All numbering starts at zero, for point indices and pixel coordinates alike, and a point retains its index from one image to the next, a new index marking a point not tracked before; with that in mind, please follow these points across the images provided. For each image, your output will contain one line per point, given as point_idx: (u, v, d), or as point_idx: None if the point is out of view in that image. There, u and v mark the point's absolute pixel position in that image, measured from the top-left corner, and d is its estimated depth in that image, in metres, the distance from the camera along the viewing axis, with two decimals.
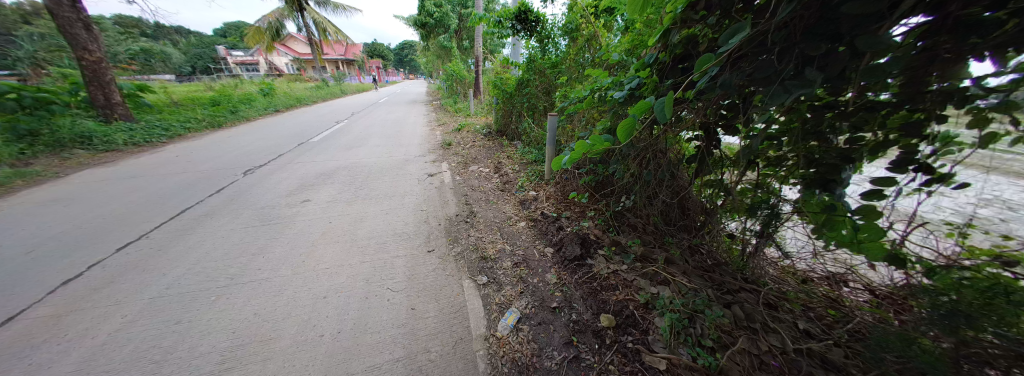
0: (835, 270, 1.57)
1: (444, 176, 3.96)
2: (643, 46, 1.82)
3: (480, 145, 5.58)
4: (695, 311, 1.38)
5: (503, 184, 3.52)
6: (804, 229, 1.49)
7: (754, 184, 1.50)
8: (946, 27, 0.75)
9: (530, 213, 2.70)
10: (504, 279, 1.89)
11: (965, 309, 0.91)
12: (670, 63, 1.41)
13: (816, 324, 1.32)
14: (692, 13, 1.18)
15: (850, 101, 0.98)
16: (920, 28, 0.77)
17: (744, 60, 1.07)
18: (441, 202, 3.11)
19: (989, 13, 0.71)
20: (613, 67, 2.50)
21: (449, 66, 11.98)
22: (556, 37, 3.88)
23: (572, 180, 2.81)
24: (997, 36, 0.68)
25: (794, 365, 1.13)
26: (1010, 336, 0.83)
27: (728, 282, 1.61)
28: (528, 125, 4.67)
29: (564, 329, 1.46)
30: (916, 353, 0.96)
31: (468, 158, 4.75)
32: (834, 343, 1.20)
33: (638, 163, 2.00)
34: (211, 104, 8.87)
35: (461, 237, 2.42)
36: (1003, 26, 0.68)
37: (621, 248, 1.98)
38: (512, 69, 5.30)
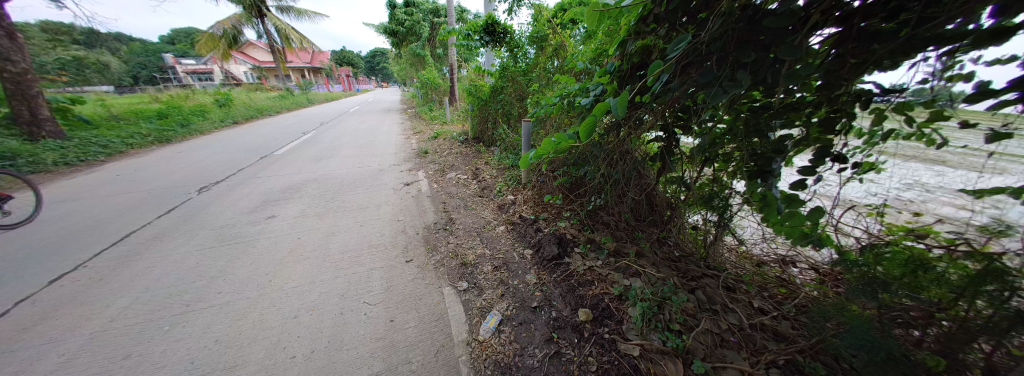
0: (786, 253, 1.72)
1: (421, 184, 3.91)
2: (605, 54, 1.96)
3: (457, 152, 5.56)
4: (664, 298, 1.47)
5: (481, 189, 3.54)
6: (755, 217, 1.65)
7: (710, 179, 1.65)
8: (852, 37, 0.90)
9: (508, 216, 2.75)
10: (484, 283, 1.91)
11: (885, 278, 1.08)
12: (629, 71, 1.55)
13: (768, 301, 1.47)
14: (643, 26, 1.31)
15: (780, 101, 1.14)
16: (834, 37, 0.93)
17: (691, 68, 1.19)
18: (418, 210, 3.06)
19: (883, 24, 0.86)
20: (580, 75, 2.64)
21: (422, 74, 11.91)
22: (525, 46, 4.04)
23: (547, 183, 2.89)
24: (888, 44, 0.82)
25: (749, 340, 1.26)
26: (923, 298, 0.99)
27: (692, 270, 1.75)
28: (504, 131, 4.75)
29: (545, 326, 1.50)
30: (847, 318, 1.11)
31: (445, 166, 4.71)
32: (782, 317, 1.36)
33: (608, 164, 2.12)
34: (159, 117, 8.13)
35: (440, 245, 2.39)
36: (896, 34, 0.82)
37: (596, 245, 2.06)
38: (485, 77, 5.41)
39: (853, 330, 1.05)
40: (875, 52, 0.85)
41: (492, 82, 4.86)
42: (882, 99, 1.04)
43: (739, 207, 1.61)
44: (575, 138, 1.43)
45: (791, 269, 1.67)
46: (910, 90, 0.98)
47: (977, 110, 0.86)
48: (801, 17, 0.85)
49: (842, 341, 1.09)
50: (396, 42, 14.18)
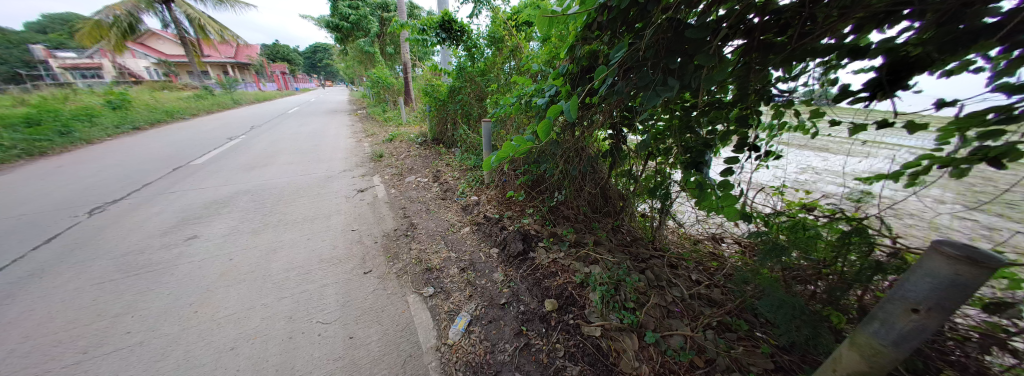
0: (715, 231, 2.01)
1: (377, 190, 3.69)
2: (558, 57, 2.08)
3: (416, 154, 5.36)
4: (620, 280, 1.62)
5: (443, 192, 3.47)
6: (690, 202, 1.92)
7: (655, 172, 1.86)
8: (752, 48, 1.09)
9: (473, 217, 2.75)
10: (451, 286, 1.89)
11: (786, 243, 1.33)
12: (578, 74, 1.67)
13: (703, 274, 1.72)
14: (589, 33, 1.43)
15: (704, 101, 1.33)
16: (740, 48, 1.12)
17: (631, 72, 1.33)
18: (375, 218, 2.89)
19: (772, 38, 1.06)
20: (536, 76, 2.74)
21: (373, 72, 11.21)
22: (482, 47, 4.07)
23: (510, 181, 2.95)
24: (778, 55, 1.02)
25: (689, 308, 1.45)
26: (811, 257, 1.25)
27: (642, 253, 1.94)
28: (464, 132, 4.69)
29: (514, 321, 1.54)
30: (761, 280, 1.35)
31: (403, 170, 4.51)
32: (714, 285, 1.61)
33: (565, 161, 2.24)
34: (25, 123, 6.48)
35: (401, 252, 2.30)
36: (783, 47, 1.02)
37: (558, 237, 2.16)
38: (442, 76, 5.30)
39: (768, 293, 1.28)
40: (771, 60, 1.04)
41: (449, 81, 4.78)
42: (781, 97, 1.30)
43: (678, 194, 1.84)
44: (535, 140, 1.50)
45: (720, 244, 1.96)
46: (802, 91, 1.25)
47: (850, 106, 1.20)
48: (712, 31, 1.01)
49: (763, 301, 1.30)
50: (341, 38, 13.11)
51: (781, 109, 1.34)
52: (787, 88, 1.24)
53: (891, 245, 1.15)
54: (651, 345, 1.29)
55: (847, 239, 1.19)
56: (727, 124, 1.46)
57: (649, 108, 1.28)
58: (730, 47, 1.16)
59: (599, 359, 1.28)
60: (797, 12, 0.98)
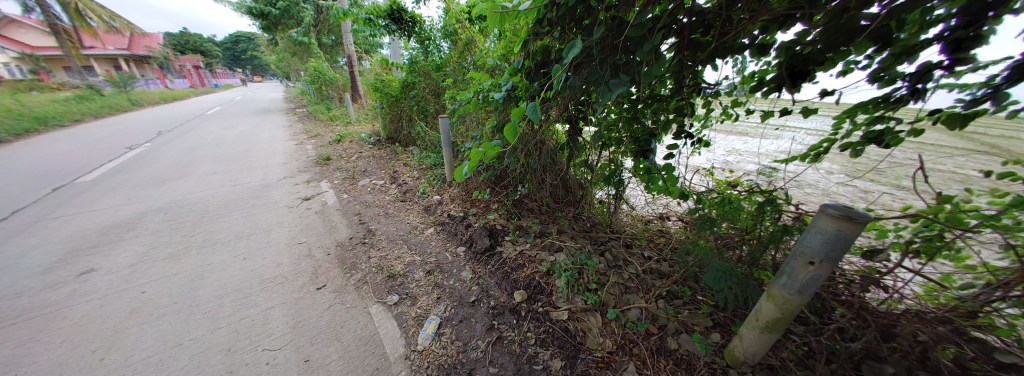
0: (662, 211, 2.23)
1: (326, 197, 3.38)
2: (512, 52, 2.10)
3: (369, 155, 5.00)
4: (583, 265, 1.72)
5: (402, 194, 3.31)
6: (640, 186, 2.11)
7: (609, 160, 1.99)
8: (683, 47, 1.21)
9: (437, 217, 2.67)
10: (417, 290, 1.82)
11: (717, 217, 1.53)
12: (533, 69, 1.70)
13: (654, 250, 1.91)
14: (539, 28, 1.46)
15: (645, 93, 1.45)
16: (673, 47, 1.24)
17: (582, 67, 1.39)
18: (326, 228, 2.65)
19: (697, 37, 1.19)
20: (492, 71, 2.73)
21: (312, 67, 10.15)
22: (436, 40, 3.97)
23: (472, 178, 2.91)
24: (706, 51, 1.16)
25: (644, 283, 1.61)
26: (738, 227, 1.47)
27: (601, 237, 2.08)
28: (421, 129, 4.50)
29: (485, 317, 1.55)
30: (700, 251, 1.54)
31: (355, 172, 4.18)
32: (663, 260, 1.80)
33: (525, 155, 2.28)
34: None
35: (359, 262, 2.14)
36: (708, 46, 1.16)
37: (523, 230, 2.21)
38: (393, 71, 5.02)
39: (707, 262, 1.48)
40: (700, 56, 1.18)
41: (401, 76, 4.54)
42: (708, 89, 1.49)
43: (629, 180, 2.00)
44: (502, 144, 1.49)
45: (667, 222, 2.18)
46: (724, 85, 1.46)
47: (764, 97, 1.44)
48: (648, 29, 1.10)
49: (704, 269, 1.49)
50: (268, 26, 11.57)
51: (710, 100, 1.53)
52: (713, 82, 1.44)
53: (796, 211, 1.36)
54: (613, 320, 1.40)
55: (762, 209, 1.40)
56: (667, 114, 1.61)
57: (602, 103, 1.35)
58: (666, 45, 1.29)
59: (567, 341, 1.34)
60: (717, 14, 1.10)
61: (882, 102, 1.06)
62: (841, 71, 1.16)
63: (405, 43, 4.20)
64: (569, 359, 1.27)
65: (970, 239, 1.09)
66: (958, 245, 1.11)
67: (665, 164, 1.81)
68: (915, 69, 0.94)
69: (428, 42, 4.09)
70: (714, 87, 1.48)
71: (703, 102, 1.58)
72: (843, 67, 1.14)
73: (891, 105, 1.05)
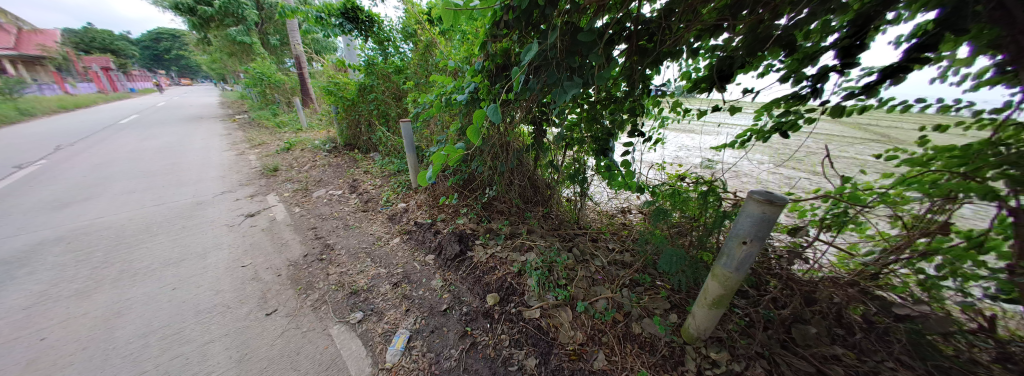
0: (623, 205, 2.37)
1: (276, 211, 3.07)
2: (473, 55, 2.10)
3: (324, 163, 4.64)
4: (552, 262, 1.77)
5: (364, 203, 3.12)
6: (603, 183, 2.23)
7: (573, 159, 2.08)
8: (631, 52, 1.30)
9: (403, 226, 2.56)
10: (384, 304, 1.71)
11: (670, 207, 1.66)
12: (494, 70, 1.70)
13: (618, 243, 2.02)
14: (496, 31, 1.48)
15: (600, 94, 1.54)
16: (623, 53, 1.33)
17: (540, 70, 1.43)
18: (277, 246, 2.41)
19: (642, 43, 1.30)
20: (454, 73, 2.70)
21: (254, 69, 9.21)
22: (396, 41, 3.85)
23: (439, 183, 2.84)
24: (651, 57, 1.26)
25: (609, 274, 1.70)
26: (688, 215, 1.61)
27: (570, 234, 2.15)
28: (383, 134, 4.29)
29: (458, 324, 1.51)
30: (658, 240, 1.66)
31: (309, 183, 3.86)
32: (626, 251, 1.92)
33: (492, 157, 2.29)
34: None
35: (317, 280, 1.97)
36: (652, 52, 1.27)
37: (494, 232, 2.20)
38: (349, 73, 4.75)
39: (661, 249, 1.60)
40: (647, 61, 1.28)
41: (357, 79, 4.30)
42: (657, 90, 1.63)
43: (592, 178, 2.10)
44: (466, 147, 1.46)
45: (628, 215, 2.32)
46: (670, 86, 1.61)
47: (700, 97, 1.61)
48: (599, 36, 1.16)
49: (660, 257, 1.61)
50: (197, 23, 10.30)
51: (658, 100, 1.68)
52: (660, 85, 1.58)
53: (733, 198, 1.53)
54: (582, 313, 1.46)
55: (707, 197, 1.55)
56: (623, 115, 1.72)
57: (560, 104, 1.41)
58: (617, 50, 1.37)
59: (540, 338, 1.37)
60: (659, 23, 1.20)
61: (792, 99, 1.24)
62: (761, 73, 1.33)
63: (361, 44, 4.00)
64: (543, 356, 1.29)
65: (866, 213, 1.32)
66: (856, 217, 1.34)
67: (623, 160, 1.92)
68: (817, 72, 1.12)
69: (385, 43, 3.93)
70: (662, 89, 1.62)
71: (653, 102, 1.72)
72: (764, 70, 1.32)
73: (797, 101, 1.25)
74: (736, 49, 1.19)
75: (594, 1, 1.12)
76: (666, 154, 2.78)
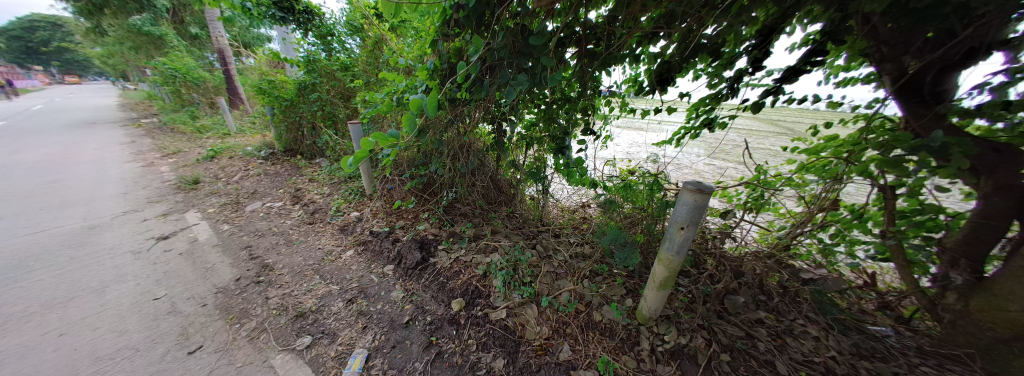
0: (583, 200, 2.50)
1: (197, 231, 2.63)
2: (425, 54, 2.03)
3: (259, 172, 4.11)
4: (517, 261, 1.80)
5: (310, 215, 2.84)
6: (562, 180, 2.31)
7: (534, 159, 2.14)
8: (581, 55, 1.37)
9: (358, 236, 2.39)
10: (338, 324, 1.57)
11: (622, 199, 1.80)
12: (448, 70, 1.67)
13: (579, 236, 2.12)
14: (449, 30, 1.45)
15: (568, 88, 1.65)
16: (574, 55, 1.40)
17: (493, 70, 1.43)
18: (200, 272, 2.06)
19: (589, 48, 1.37)
20: (407, 71, 2.59)
21: (162, 64, 7.82)
22: (340, 36, 3.59)
23: (397, 188, 2.70)
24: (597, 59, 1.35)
25: (571, 267, 1.78)
26: (638, 206, 1.75)
27: (533, 232, 2.20)
28: (330, 137, 3.95)
29: (421, 335, 1.44)
30: (612, 230, 1.79)
31: (241, 196, 3.38)
32: (586, 243, 2.03)
33: (452, 159, 2.25)
34: None
35: (255, 306, 1.73)
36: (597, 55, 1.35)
37: (457, 236, 2.15)
38: (287, 70, 4.29)
39: (614, 237, 1.73)
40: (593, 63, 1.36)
41: (296, 77, 3.89)
42: (605, 91, 1.76)
43: (551, 175, 2.18)
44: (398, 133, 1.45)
45: (587, 209, 2.45)
46: (617, 88, 1.75)
47: (643, 98, 1.77)
48: (547, 38, 1.20)
49: (614, 247, 1.74)
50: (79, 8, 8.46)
51: (607, 101, 1.80)
52: (608, 87, 1.70)
53: (673, 189, 1.70)
54: (547, 307, 1.51)
55: (652, 189, 1.70)
56: (577, 114, 1.82)
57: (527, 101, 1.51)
58: (569, 52, 1.43)
59: (507, 339, 1.37)
60: (604, 29, 1.28)
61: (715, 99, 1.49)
62: (693, 77, 1.49)
63: (298, 38, 3.62)
64: (510, 356, 1.30)
65: (776, 195, 1.56)
66: (769, 199, 1.58)
67: (578, 157, 2.03)
68: (735, 75, 1.31)
69: (328, 37, 3.61)
70: (609, 90, 1.75)
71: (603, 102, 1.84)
72: (695, 74, 1.48)
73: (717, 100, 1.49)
74: (671, 55, 1.32)
75: (544, 4, 1.15)
76: (619, 151, 2.99)
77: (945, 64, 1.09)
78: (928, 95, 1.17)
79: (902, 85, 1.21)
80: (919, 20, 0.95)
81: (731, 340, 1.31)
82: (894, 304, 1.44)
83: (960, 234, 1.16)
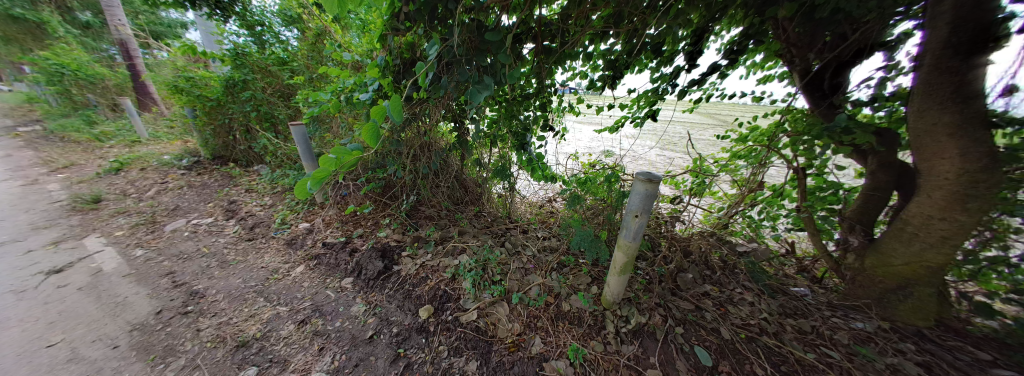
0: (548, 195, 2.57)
1: (96, 260, 2.17)
2: (374, 49, 1.90)
3: (179, 184, 3.52)
4: (486, 261, 1.78)
5: (250, 229, 2.52)
6: (528, 177, 2.35)
7: (499, 157, 2.13)
8: (539, 51, 1.38)
9: (310, 249, 2.18)
10: (290, 349, 1.41)
11: (583, 192, 1.88)
12: (401, 66, 1.57)
13: (546, 231, 2.18)
14: (399, 23, 1.37)
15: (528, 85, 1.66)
16: (533, 51, 1.40)
17: (450, 67, 1.38)
18: (103, 309, 1.71)
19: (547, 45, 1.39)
20: (356, 67, 2.41)
21: (33, 56, 6.32)
22: (274, 27, 3.22)
23: (352, 194, 2.51)
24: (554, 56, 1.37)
25: (539, 261, 1.82)
26: (598, 198, 1.84)
27: (501, 229, 2.20)
28: (269, 140, 3.54)
29: (388, 349, 1.36)
30: (576, 222, 1.86)
31: (157, 213, 2.87)
32: (552, 236, 2.09)
33: (412, 160, 2.15)
34: None
35: (182, 340, 1.48)
36: (554, 52, 1.37)
37: (422, 240, 2.07)
38: (209, 65, 3.74)
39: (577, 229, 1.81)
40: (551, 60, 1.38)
41: (221, 73, 3.41)
42: (562, 88, 1.81)
43: (516, 172, 2.19)
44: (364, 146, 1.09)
45: (553, 203, 2.52)
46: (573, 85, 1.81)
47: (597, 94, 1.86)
48: (504, 34, 1.18)
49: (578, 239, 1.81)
50: None
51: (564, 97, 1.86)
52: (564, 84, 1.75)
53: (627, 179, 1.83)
54: (518, 303, 1.52)
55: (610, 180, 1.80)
56: (537, 111, 1.85)
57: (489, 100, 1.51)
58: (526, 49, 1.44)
59: (479, 340, 1.36)
60: (559, 26, 1.31)
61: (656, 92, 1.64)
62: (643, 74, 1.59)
63: (220, 27, 3.16)
64: (483, 357, 1.29)
65: (713, 181, 1.75)
66: (708, 184, 1.77)
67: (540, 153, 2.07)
68: (674, 72, 1.43)
69: (258, 28, 3.21)
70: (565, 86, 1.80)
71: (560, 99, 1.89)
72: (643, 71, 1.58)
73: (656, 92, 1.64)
74: (623, 53, 1.39)
75: None
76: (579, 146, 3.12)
77: (840, 61, 1.34)
78: (827, 89, 1.42)
79: (809, 81, 1.44)
80: (821, 25, 1.11)
81: (684, 314, 1.45)
82: (807, 267, 1.71)
83: (856, 205, 1.46)
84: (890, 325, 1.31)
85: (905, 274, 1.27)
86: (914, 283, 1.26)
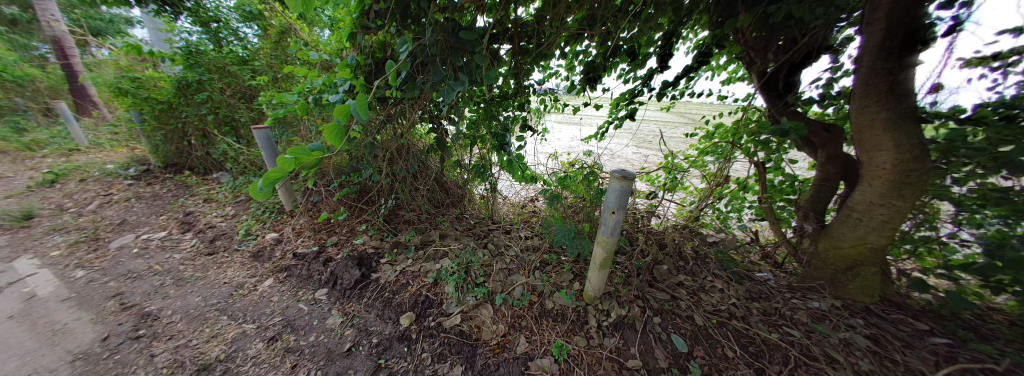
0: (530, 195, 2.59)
1: (22, 284, 1.91)
2: (343, 49, 1.82)
3: (125, 196, 3.19)
4: (468, 263, 1.76)
5: (211, 243, 2.33)
6: (509, 177, 2.35)
7: (479, 158, 2.12)
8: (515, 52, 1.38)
9: (280, 260, 2.05)
10: (259, 368, 1.32)
11: (563, 191, 1.91)
12: (373, 66, 1.52)
13: (529, 230, 2.19)
14: (369, 21, 1.31)
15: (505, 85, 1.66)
16: (509, 51, 1.40)
17: (425, 67, 1.35)
18: (32, 340, 1.50)
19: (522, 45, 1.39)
20: (325, 67, 2.30)
21: None
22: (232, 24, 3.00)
23: (325, 201, 2.39)
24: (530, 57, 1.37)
25: (522, 261, 1.83)
26: (578, 195, 1.88)
27: (483, 231, 2.18)
28: (229, 145, 3.29)
29: (368, 360, 1.30)
30: (557, 220, 1.89)
31: (98, 229, 2.58)
32: (534, 236, 2.11)
33: (389, 163, 2.09)
34: None
35: (131, 368, 1.34)
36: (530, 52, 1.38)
37: (402, 245, 2.01)
38: (157, 64, 3.42)
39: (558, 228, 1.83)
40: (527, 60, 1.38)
41: (172, 73, 3.13)
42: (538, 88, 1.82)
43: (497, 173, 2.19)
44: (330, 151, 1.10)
45: (535, 203, 2.54)
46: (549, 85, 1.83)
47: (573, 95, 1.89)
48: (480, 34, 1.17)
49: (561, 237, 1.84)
50: None
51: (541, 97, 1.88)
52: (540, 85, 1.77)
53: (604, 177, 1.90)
54: (502, 304, 1.52)
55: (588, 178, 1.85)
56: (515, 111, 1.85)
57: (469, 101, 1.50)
58: (502, 49, 1.44)
59: (464, 344, 1.34)
60: (535, 27, 1.32)
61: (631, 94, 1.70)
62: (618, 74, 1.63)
63: (169, 23, 2.90)
64: (468, 361, 1.27)
65: (684, 176, 1.84)
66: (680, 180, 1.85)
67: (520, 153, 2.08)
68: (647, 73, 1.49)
69: (214, 25, 2.98)
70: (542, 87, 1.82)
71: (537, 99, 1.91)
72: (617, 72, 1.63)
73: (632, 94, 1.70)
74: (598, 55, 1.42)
75: None
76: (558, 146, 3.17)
77: (791, 63, 1.46)
78: (782, 89, 1.53)
79: (765, 81, 1.55)
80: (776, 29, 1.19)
81: (661, 304, 1.51)
82: (770, 254, 1.84)
83: (809, 195, 1.59)
84: (842, 302, 1.45)
85: (853, 255, 1.41)
86: (861, 263, 1.40)
